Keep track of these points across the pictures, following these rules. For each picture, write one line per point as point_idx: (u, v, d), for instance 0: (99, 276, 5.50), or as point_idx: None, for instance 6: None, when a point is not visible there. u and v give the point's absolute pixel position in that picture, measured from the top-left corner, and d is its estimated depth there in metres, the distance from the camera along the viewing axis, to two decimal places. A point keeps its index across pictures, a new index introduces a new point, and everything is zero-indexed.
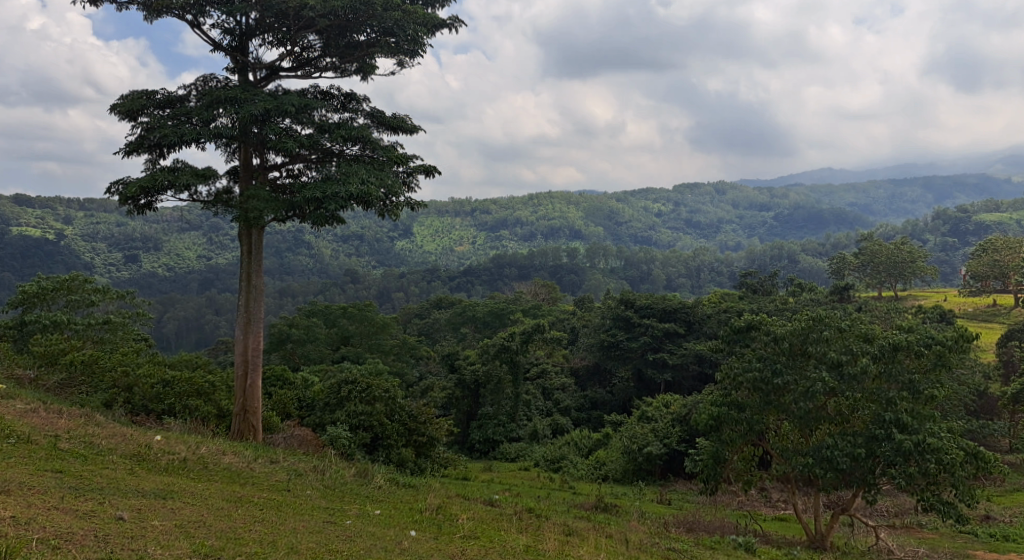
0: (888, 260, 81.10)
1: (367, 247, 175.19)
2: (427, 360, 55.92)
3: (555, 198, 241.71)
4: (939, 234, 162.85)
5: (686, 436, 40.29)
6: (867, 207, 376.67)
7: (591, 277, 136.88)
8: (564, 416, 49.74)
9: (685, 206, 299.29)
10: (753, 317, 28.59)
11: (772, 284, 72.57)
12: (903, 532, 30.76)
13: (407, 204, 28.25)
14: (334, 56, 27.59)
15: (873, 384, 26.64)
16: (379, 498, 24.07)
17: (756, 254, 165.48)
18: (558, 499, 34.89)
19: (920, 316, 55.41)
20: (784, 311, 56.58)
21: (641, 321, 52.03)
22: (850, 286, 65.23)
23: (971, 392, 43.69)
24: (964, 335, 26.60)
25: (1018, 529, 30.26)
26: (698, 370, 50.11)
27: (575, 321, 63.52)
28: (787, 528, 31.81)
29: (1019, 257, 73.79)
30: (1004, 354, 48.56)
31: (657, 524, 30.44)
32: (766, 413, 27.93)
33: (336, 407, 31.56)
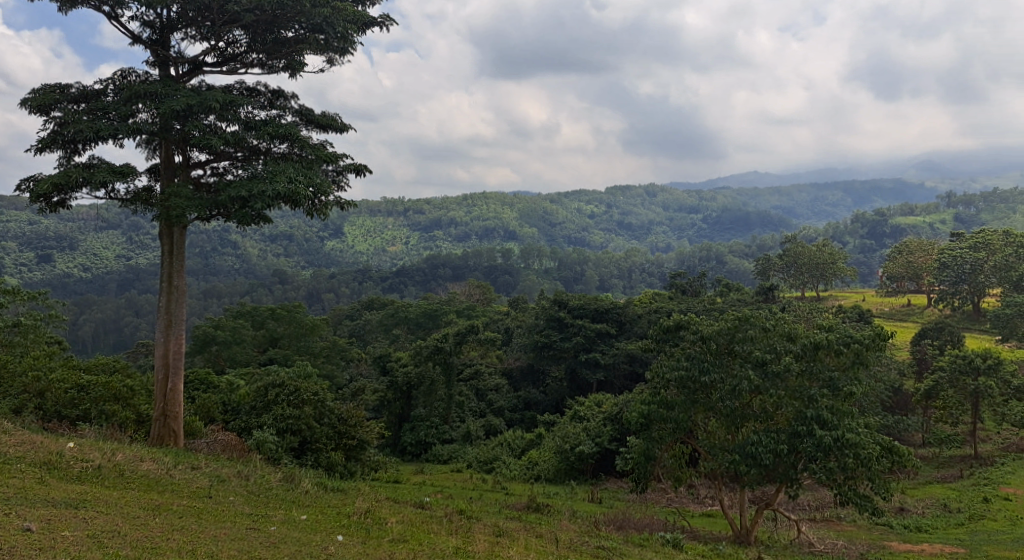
0: (811, 261, 83.35)
1: (297, 247, 172.42)
2: (358, 361, 55.21)
3: (489, 198, 241.78)
4: (858, 236, 168.23)
5: (618, 435, 40.65)
6: (790, 210, 386.84)
7: (524, 279, 137.53)
8: (497, 417, 49.70)
9: (617, 207, 302.56)
10: (681, 317, 29.12)
11: (701, 285, 73.85)
12: (823, 525, 31.56)
13: (337, 204, 27.88)
14: (261, 52, 27.06)
15: (795, 381, 27.32)
16: (305, 503, 23.65)
17: (687, 255, 168.37)
18: (490, 500, 34.85)
19: (840, 315, 57.01)
20: (712, 311, 57.64)
21: (574, 321, 52.35)
22: (775, 286, 66.76)
23: (887, 389, 45.15)
24: (881, 334, 27.49)
25: (931, 520, 31.37)
26: (629, 369, 50.67)
27: (508, 321, 63.53)
28: (713, 524, 32.35)
29: (932, 258, 76.66)
30: (917, 352, 50.25)
31: (587, 523, 30.67)
32: (694, 411, 28.37)
33: (263, 411, 30.87)
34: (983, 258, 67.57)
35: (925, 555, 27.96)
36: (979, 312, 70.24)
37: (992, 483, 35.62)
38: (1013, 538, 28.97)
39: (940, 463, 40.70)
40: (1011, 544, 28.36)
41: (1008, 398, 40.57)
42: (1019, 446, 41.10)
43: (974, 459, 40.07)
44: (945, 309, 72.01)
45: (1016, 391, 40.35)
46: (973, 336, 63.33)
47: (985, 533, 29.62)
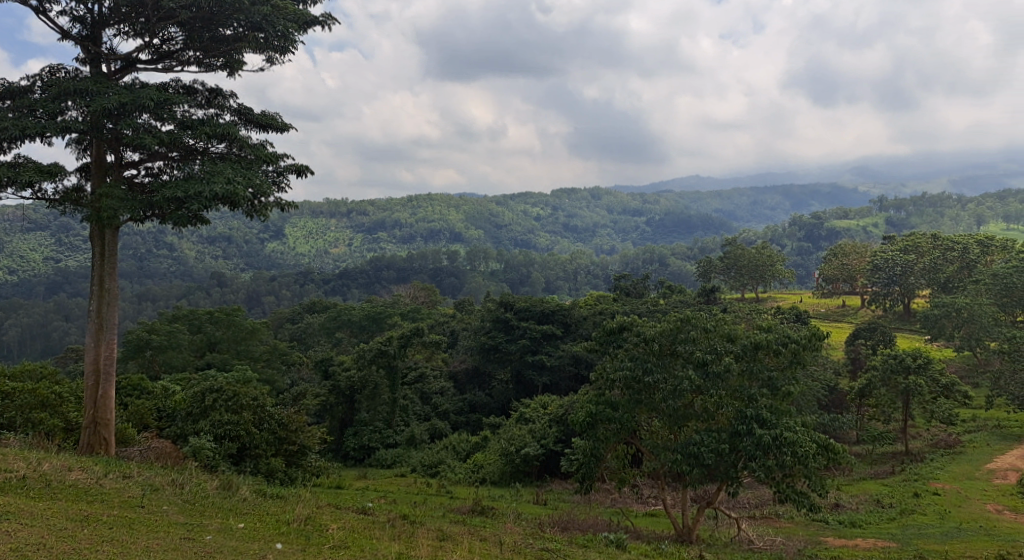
0: (750, 263, 84.78)
1: (236, 249, 169.42)
2: (300, 365, 54.44)
3: (434, 200, 240.76)
4: (795, 239, 171.70)
5: (563, 436, 40.74)
6: (731, 214, 393.24)
7: (470, 281, 137.49)
8: (442, 420, 49.42)
9: (562, 209, 303.84)
10: (625, 318, 29.38)
11: (644, 286, 74.53)
12: (762, 522, 32.09)
13: (277, 204, 27.42)
14: (198, 49, 26.49)
15: (735, 381, 27.69)
16: (243, 511, 23.18)
17: (630, 257, 170.08)
18: (434, 504, 34.65)
19: (779, 316, 58.09)
20: (655, 313, 58.22)
21: (519, 324, 52.43)
22: (716, 288, 67.66)
23: (824, 387, 46.15)
24: (817, 334, 28.11)
25: (865, 515, 32.10)
26: (574, 371, 50.89)
27: (453, 324, 63.29)
28: (656, 523, 32.64)
29: (866, 261, 78.61)
30: (851, 352, 51.44)
31: (532, 525, 30.70)
32: (637, 412, 28.58)
33: (200, 417, 30.20)
34: (913, 261, 69.56)
35: (859, 550, 28.61)
36: (909, 312, 72.27)
37: (922, 479, 36.62)
38: (941, 531, 29.82)
39: (873, 460, 41.68)
40: (940, 538, 29.18)
41: (936, 396, 41.79)
42: (947, 442, 42.35)
43: (906, 456, 41.16)
44: (878, 310, 73.90)
45: (944, 389, 41.57)
46: (905, 336, 65.11)
47: (916, 528, 30.42)
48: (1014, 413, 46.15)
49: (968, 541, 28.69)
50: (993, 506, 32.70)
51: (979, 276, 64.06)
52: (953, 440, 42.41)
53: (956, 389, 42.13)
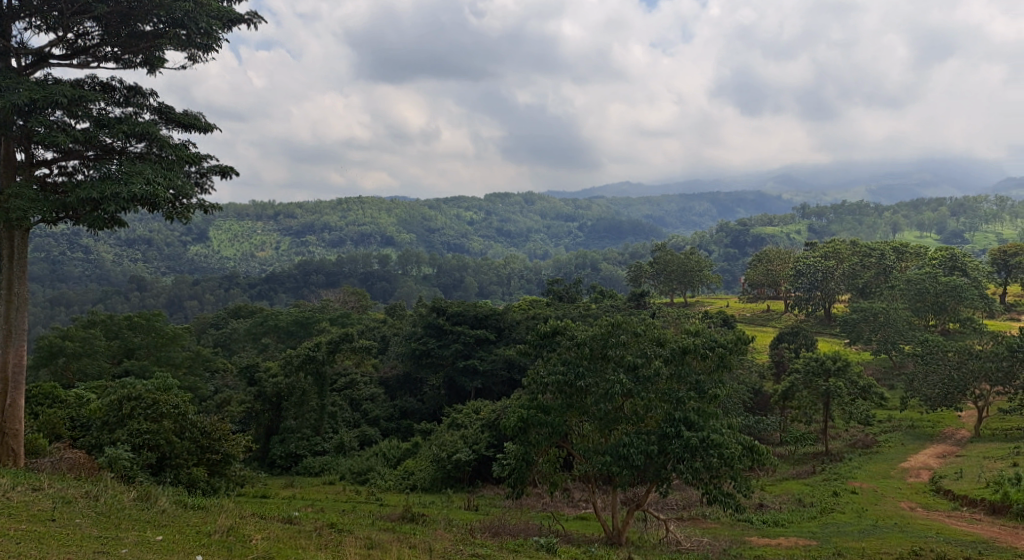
0: (679, 268, 85.94)
1: (157, 252, 164.70)
2: (223, 372, 53.11)
3: (365, 203, 238.35)
4: (722, 245, 175.16)
5: (495, 441, 40.65)
6: (660, 219, 399.24)
7: (401, 286, 136.56)
8: (372, 426, 48.75)
9: (496, 214, 303.87)
10: (557, 323, 29.48)
11: (576, 291, 74.93)
12: (689, 524, 32.49)
13: (200, 206, 26.74)
14: (115, 46, 25.63)
15: (664, 384, 27.97)
16: (162, 522, 22.47)
17: (563, 262, 171.02)
18: (363, 512, 34.18)
19: (706, 320, 59.07)
20: (587, 317, 58.54)
21: (452, 329, 52.24)
22: (646, 292, 68.33)
23: (748, 390, 47.11)
24: (742, 338, 28.62)
25: (787, 514, 32.76)
26: (506, 376, 50.87)
27: (385, 329, 62.59)
28: (586, 526, 32.71)
29: (789, 266, 80.50)
30: (775, 355, 52.58)
31: (462, 531, 30.51)
32: (568, 415, 28.60)
33: (117, 426, 29.23)
34: (834, 266, 71.57)
35: (782, 548, 29.19)
36: (830, 317, 74.24)
37: (842, 478, 37.56)
38: (859, 529, 30.62)
39: (795, 460, 42.56)
40: (857, 535, 29.98)
41: (855, 397, 42.95)
42: (865, 442, 43.61)
43: (826, 456, 42.18)
44: (800, 315, 75.65)
45: (862, 391, 42.79)
46: (826, 340, 66.83)
47: (835, 526, 31.18)
48: (928, 413, 47.78)
49: (883, 538, 29.51)
50: (907, 504, 33.70)
51: (895, 282, 66.25)
52: (870, 440, 43.66)
53: (873, 391, 43.42)
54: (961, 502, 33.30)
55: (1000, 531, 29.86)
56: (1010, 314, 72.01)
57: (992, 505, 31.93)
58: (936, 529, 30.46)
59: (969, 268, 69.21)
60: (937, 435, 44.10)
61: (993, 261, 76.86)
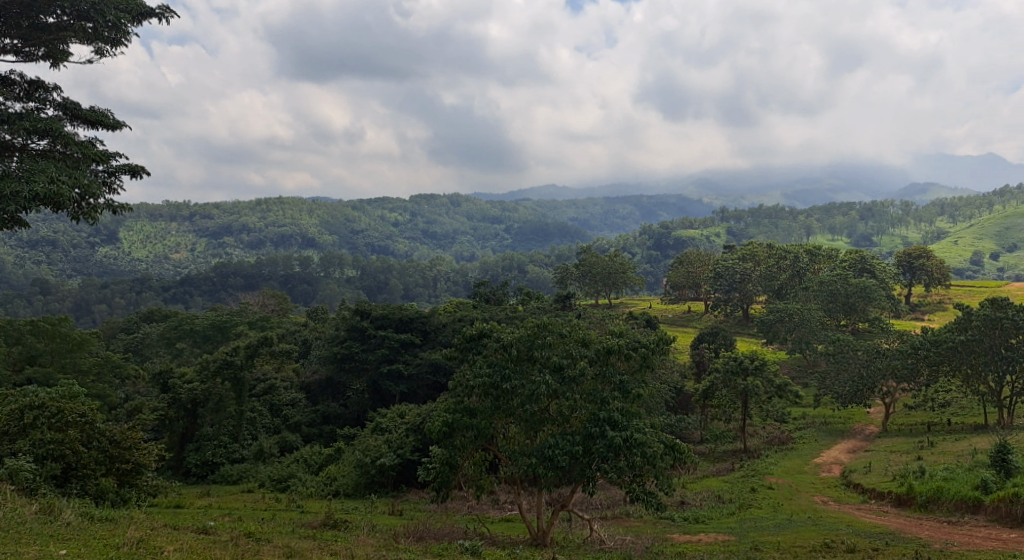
0: (603, 270, 86.71)
1: (63, 253, 158.06)
2: (134, 379, 51.18)
3: (286, 205, 233.85)
4: (645, 247, 177.51)
5: (420, 445, 40.21)
6: (585, 222, 402.45)
7: (323, 288, 134.69)
8: (293, 432, 47.62)
9: (422, 215, 301.86)
10: (484, 325, 29.25)
11: (502, 293, 74.78)
12: (613, 523, 32.57)
13: (109, 206, 25.66)
14: (15, 38, 24.36)
15: (589, 385, 28.04)
16: (66, 536, 21.57)
17: (488, 263, 170.82)
18: (284, 520, 33.37)
19: (629, 321, 59.67)
20: (513, 319, 58.52)
21: (376, 332, 51.60)
22: (572, 294, 68.51)
23: (671, 390, 47.73)
24: (665, 338, 28.88)
25: (707, 511, 33.17)
26: (432, 379, 50.50)
27: (305, 333, 61.22)
28: (512, 528, 32.50)
29: (708, 268, 82.02)
30: (696, 355, 53.29)
31: (385, 537, 30.01)
32: (495, 418, 28.35)
33: (18, 436, 27.87)
34: (751, 268, 73.23)
35: (703, 544, 29.53)
36: (748, 318, 75.84)
37: (759, 474, 38.28)
38: (775, 524, 31.16)
39: (715, 458, 43.23)
40: (773, 529, 30.51)
41: (771, 396, 43.96)
42: (780, 439, 44.58)
43: (745, 453, 42.91)
44: (720, 315, 77.16)
45: (778, 389, 43.86)
46: (745, 340, 68.23)
47: (753, 521, 31.68)
48: (839, 410, 49.11)
49: (798, 531, 30.10)
50: (820, 498, 34.50)
51: (809, 283, 68.14)
52: (785, 437, 44.62)
53: (788, 389, 44.47)
54: (870, 495, 34.18)
55: (907, 522, 30.73)
56: (916, 313, 74.83)
57: (899, 498, 32.84)
58: (847, 521, 31.22)
59: (878, 270, 71.65)
60: (848, 430, 45.36)
61: (900, 263, 79.74)
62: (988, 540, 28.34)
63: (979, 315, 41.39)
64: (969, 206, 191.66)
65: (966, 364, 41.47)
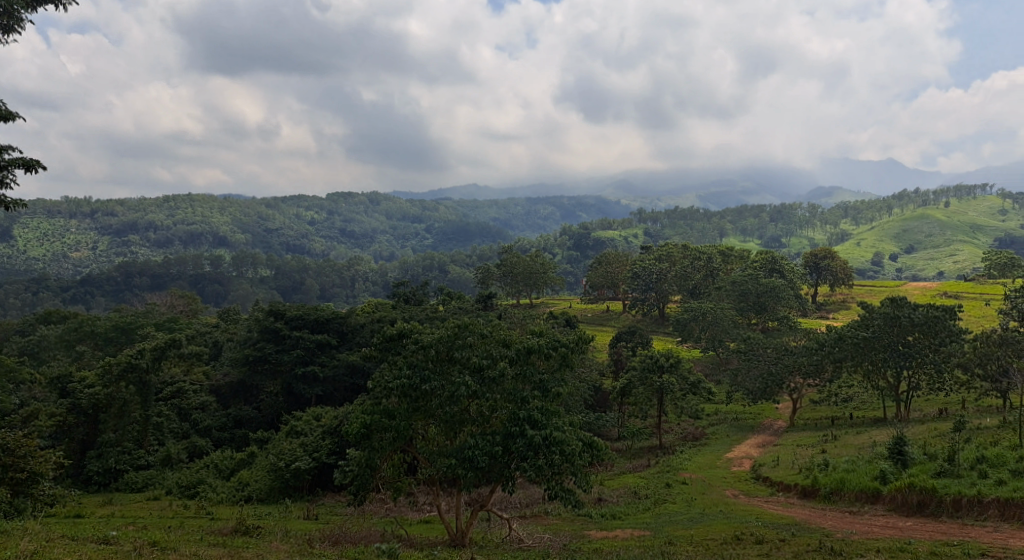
0: (524, 270, 86.77)
1: None
2: (30, 384, 48.68)
3: (196, 202, 227.26)
4: (565, 247, 178.52)
5: (336, 448, 39.41)
6: (506, 222, 403.07)
7: (235, 288, 132.08)
8: (204, 436, 46.07)
9: (339, 214, 297.44)
10: (403, 326, 28.63)
11: (422, 294, 74.07)
12: (531, 522, 32.48)
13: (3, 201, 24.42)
14: None
15: (509, 384, 27.89)
16: None
17: (408, 263, 169.29)
18: (193, 527, 32.27)
19: (549, 321, 59.83)
20: (432, 319, 58.09)
21: (291, 334, 50.50)
22: (492, 294, 68.22)
23: (589, 388, 48.01)
24: (584, 337, 28.91)
25: (624, 507, 33.39)
26: (349, 381, 49.70)
27: (216, 334, 59.37)
28: (430, 530, 32.09)
29: (626, 268, 82.99)
30: (614, 354, 53.79)
31: (299, 542, 29.30)
32: (414, 419, 27.88)
33: None
34: (667, 268, 74.41)
35: (618, 540, 29.70)
36: (663, 316, 76.95)
37: (674, 470, 38.72)
38: (689, 518, 31.55)
39: (631, 455, 43.60)
40: (687, 524, 30.89)
41: (685, 393, 44.69)
42: (694, 435, 45.32)
43: (660, 450, 43.41)
44: (637, 314, 78.06)
45: (692, 386, 44.54)
46: (660, 338, 69.17)
47: (667, 516, 32.01)
48: (750, 406, 50.20)
49: (711, 525, 30.52)
50: (731, 492, 35.10)
51: (721, 283, 69.66)
52: (699, 433, 45.39)
53: (702, 386, 45.25)
54: (778, 488, 34.94)
55: (811, 513, 31.54)
56: (822, 312, 77.30)
57: (804, 490, 33.63)
58: (756, 514, 31.83)
59: (787, 270, 73.76)
60: (758, 426, 46.38)
61: (807, 264, 82.16)
62: (885, 529, 29.28)
63: (879, 313, 42.89)
64: (871, 208, 199.56)
65: (868, 361, 42.85)
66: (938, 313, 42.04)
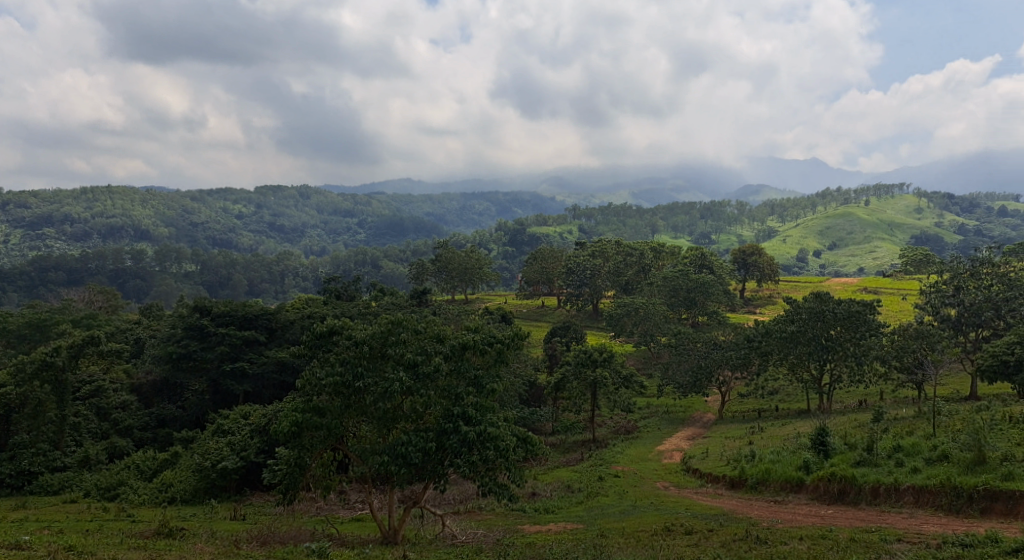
0: (459, 266, 86.27)
1: None
2: None
3: (116, 195, 220.53)
4: (500, 243, 178.39)
5: (265, 446, 38.45)
6: (441, 217, 401.13)
7: (159, 284, 128.67)
8: (125, 436, 44.52)
9: (270, 208, 292.16)
10: (335, 322, 27.97)
11: (354, 290, 73.03)
12: (465, 517, 32.20)
13: None
14: None
15: (444, 381, 27.52)
16: None
17: (340, 258, 166.94)
18: (113, 530, 31.11)
19: (483, 317, 59.54)
20: (364, 315, 57.28)
21: (217, 331, 49.22)
22: (426, 289, 67.57)
23: (523, 383, 47.92)
24: (519, 333, 28.71)
25: (557, 501, 33.37)
26: (278, 379, 48.69)
27: (138, 331, 57.50)
28: (362, 528, 31.53)
29: (561, 264, 83.25)
30: (548, 349, 53.84)
31: (225, 543, 28.52)
32: (346, 417, 27.30)
33: None
34: (601, 264, 74.83)
35: (552, 534, 29.62)
36: (597, 312, 77.40)
37: (606, 463, 38.91)
38: (621, 510, 31.65)
39: (565, 449, 43.65)
40: (619, 516, 30.99)
41: (618, 387, 44.96)
42: (626, 428, 45.61)
43: (593, 444, 43.57)
44: (571, 310, 78.38)
45: (625, 380, 44.83)
46: (594, 334, 69.51)
47: (599, 509, 32.07)
48: (680, 399, 50.79)
49: (642, 517, 30.67)
50: (661, 483, 35.38)
51: (653, 279, 70.36)
52: (631, 426, 45.68)
53: (634, 380, 45.56)
54: (707, 479, 35.36)
55: (738, 503, 31.97)
56: (750, 307, 78.77)
57: (732, 480, 34.07)
58: (685, 505, 32.10)
59: (716, 266, 74.95)
60: (687, 419, 46.89)
61: (736, 259, 83.55)
62: (809, 517, 29.81)
63: (804, 308, 43.67)
64: (796, 206, 204.37)
65: (793, 354, 43.60)
66: (858, 308, 42.99)
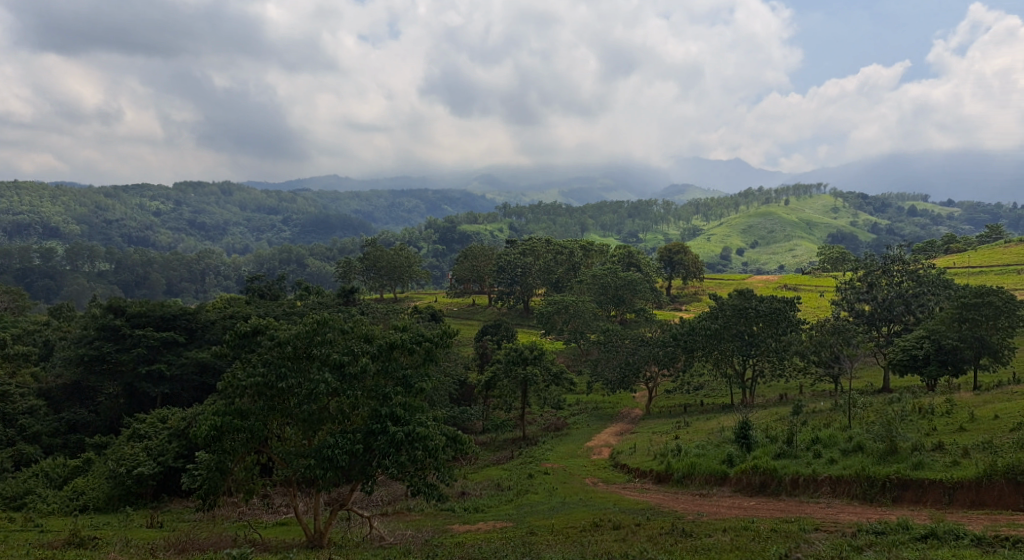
0: (388, 264, 85.25)
1: None
2: None
3: (25, 191, 211.98)
4: (430, 241, 177.17)
5: (184, 451, 37.14)
6: (369, 215, 396.81)
7: (71, 284, 123.96)
8: (34, 442, 42.57)
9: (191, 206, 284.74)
10: (258, 321, 27.17)
11: (279, 289, 71.50)
12: (393, 519, 31.68)
13: None
14: None
15: (371, 381, 26.93)
16: None
17: (265, 256, 163.60)
18: (20, 541, 29.65)
19: (412, 315, 58.89)
20: (290, 314, 56.11)
21: (133, 332, 47.52)
22: (354, 288, 66.52)
23: (453, 381, 47.54)
24: (448, 331, 28.28)
25: (486, 499, 33.12)
26: (199, 380, 47.28)
27: (48, 333, 55.15)
28: (287, 532, 30.75)
29: (491, 262, 83.00)
30: (478, 347, 53.55)
31: (141, 552, 27.44)
32: (270, 419, 26.54)
33: None
34: (531, 262, 74.77)
35: (481, 533, 29.34)
36: (527, 310, 77.41)
37: (535, 461, 38.78)
38: (550, 507, 31.55)
39: (494, 447, 43.41)
40: (548, 513, 30.90)
41: (547, 384, 44.94)
42: (556, 425, 45.64)
43: (523, 441, 43.44)
44: (500, 308, 78.21)
45: (554, 377, 44.86)
46: (524, 332, 69.46)
47: (529, 506, 31.94)
48: (610, 396, 51.10)
49: (571, 513, 30.62)
50: (590, 480, 35.46)
51: (582, 276, 70.63)
52: (560, 423, 45.71)
53: (563, 377, 45.60)
54: (635, 474, 35.57)
55: (665, 497, 32.20)
56: (677, 304, 79.81)
57: (659, 475, 34.33)
58: (613, 500, 32.19)
59: (643, 264, 75.71)
60: (616, 415, 47.15)
61: (662, 257, 84.52)
62: (732, 509, 30.19)
63: (729, 305, 44.37)
64: (721, 205, 208.30)
65: (718, 350, 44.23)
66: (779, 305, 43.85)
